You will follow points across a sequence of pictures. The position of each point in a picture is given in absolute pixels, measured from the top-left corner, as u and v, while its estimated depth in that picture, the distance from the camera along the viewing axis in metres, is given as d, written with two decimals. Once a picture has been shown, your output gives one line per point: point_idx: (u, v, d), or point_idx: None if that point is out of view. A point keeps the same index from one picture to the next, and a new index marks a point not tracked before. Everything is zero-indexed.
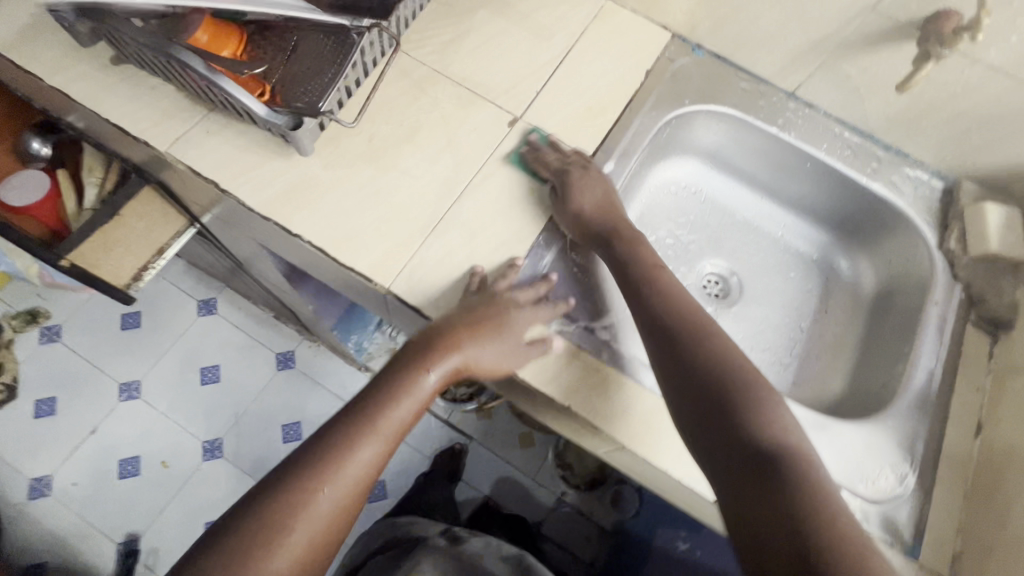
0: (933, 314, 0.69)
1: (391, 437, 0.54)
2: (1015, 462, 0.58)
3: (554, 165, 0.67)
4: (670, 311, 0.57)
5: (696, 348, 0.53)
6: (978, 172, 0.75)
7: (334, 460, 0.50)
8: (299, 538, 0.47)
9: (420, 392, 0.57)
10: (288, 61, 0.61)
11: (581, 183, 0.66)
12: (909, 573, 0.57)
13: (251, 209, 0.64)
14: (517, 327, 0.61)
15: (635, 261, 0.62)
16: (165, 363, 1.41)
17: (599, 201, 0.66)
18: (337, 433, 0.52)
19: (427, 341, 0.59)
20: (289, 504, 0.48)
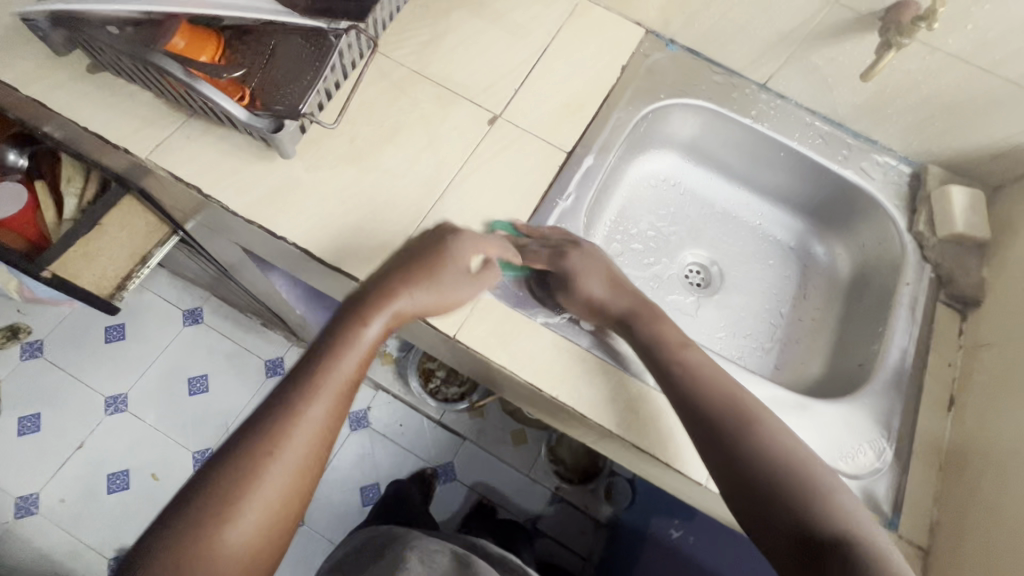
0: (905, 294, 0.71)
1: (338, 395, 0.52)
2: (986, 433, 0.60)
3: (546, 252, 0.65)
4: (710, 396, 0.55)
5: (729, 424, 0.53)
6: (943, 157, 0.78)
7: (281, 422, 0.49)
8: (256, 504, 0.46)
9: (364, 342, 0.55)
10: (268, 64, 0.61)
11: (583, 266, 0.65)
12: (889, 545, 0.59)
13: (234, 213, 0.65)
14: (457, 260, 0.60)
15: (659, 342, 0.60)
16: (151, 374, 1.40)
17: (603, 281, 0.65)
18: (282, 395, 0.51)
19: (367, 292, 0.57)
20: (238, 472, 0.46)
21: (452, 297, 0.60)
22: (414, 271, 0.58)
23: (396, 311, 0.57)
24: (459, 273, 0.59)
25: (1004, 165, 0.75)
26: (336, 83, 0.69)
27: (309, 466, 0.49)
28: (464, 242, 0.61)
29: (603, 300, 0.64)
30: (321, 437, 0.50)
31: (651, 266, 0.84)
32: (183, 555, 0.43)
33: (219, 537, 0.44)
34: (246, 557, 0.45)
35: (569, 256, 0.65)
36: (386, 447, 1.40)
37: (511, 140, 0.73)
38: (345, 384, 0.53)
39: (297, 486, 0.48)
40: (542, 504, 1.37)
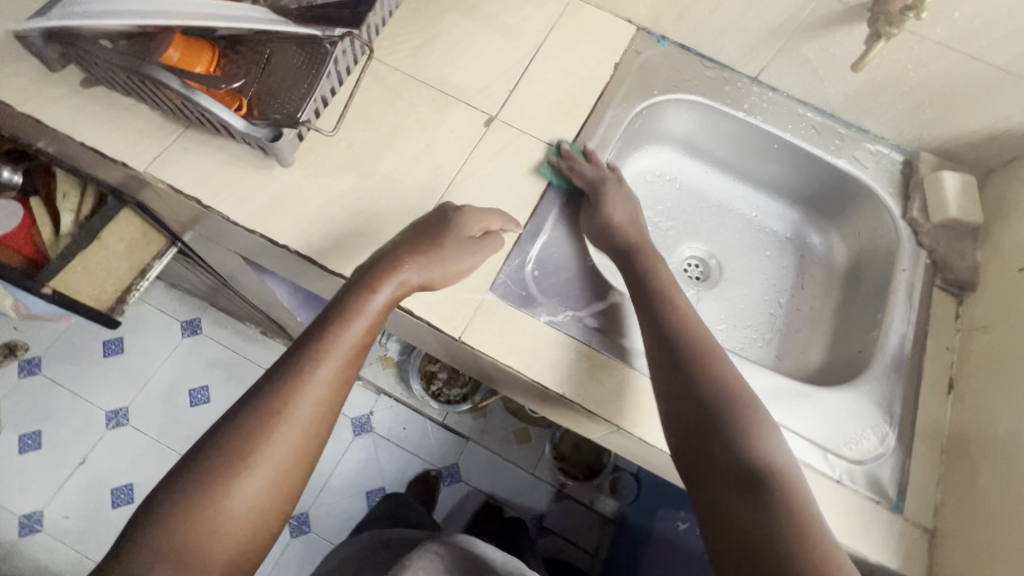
0: (902, 280, 0.72)
1: (346, 360, 0.54)
2: (986, 414, 0.61)
3: (588, 175, 0.70)
4: (679, 334, 0.56)
5: (689, 356, 0.54)
6: (934, 143, 0.79)
7: (290, 385, 0.51)
8: (265, 461, 0.48)
9: (371, 311, 0.57)
10: (264, 73, 0.62)
11: (615, 196, 0.70)
12: (896, 528, 0.60)
13: (235, 223, 0.65)
14: (459, 232, 0.62)
15: (657, 275, 0.63)
16: (152, 387, 1.39)
17: (628, 214, 0.70)
18: (291, 361, 0.53)
19: (375, 265, 0.60)
20: (249, 431, 0.49)
21: (456, 267, 0.62)
22: (420, 245, 0.61)
23: (403, 282, 0.59)
24: (462, 245, 0.62)
25: (993, 150, 0.76)
26: (332, 88, 0.69)
27: (315, 428, 0.52)
28: (467, 216, 0.63)
29: (621, 224, 0.69)
30: (328, 401, 0.53)
31: None
32: (196, 508, 0.46)
33: (229, 492, 0.47)
34: (254, 513, 0.48)
35: (608, 184, 0.70)
36: (391, 451, 1.41)
37: (508, 141, 0.73)
38: (352, 352, 0.55)
39: (304, 447, 0.51)
40: (548, 502, 1.38)
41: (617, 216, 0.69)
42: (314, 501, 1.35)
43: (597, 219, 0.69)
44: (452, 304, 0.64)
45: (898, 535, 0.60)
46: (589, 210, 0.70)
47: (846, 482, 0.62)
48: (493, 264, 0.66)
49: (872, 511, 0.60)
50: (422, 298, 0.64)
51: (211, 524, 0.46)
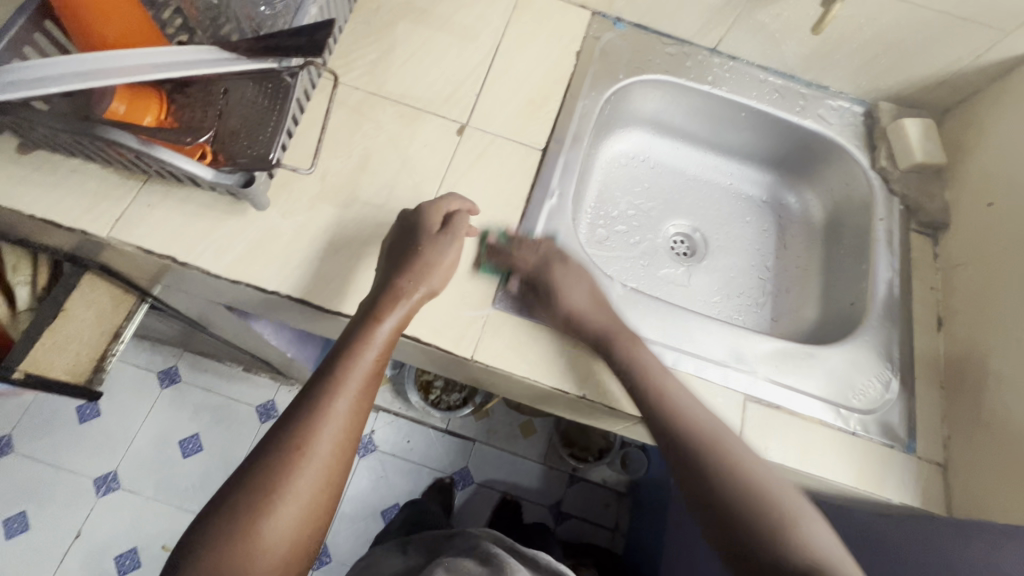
0: (881, 230, 0.75)
1: (361, 389, 0.52)
2: (978, 346, 0.65)
3: (531, 261, 0.64)
4: (684, 427, 0.54)
5: (696, 444, 0.52)
6: (891, 92, 0.82)
7: (308, 422, 0.49)
8: (292, 498, 0.47)
9: (380, 338, 0.55)
10: (222, 115, 0.58)
11: (565, 279, 0.63)
12: (912, 468, 0.63)
13: (214, 275, 0.61)
14: (429, 230, 0.61)
15: (640, 370, 0.58)
16: (139, 447, 1.33)
17: (583, 293, 0.63)
18: (306, 395, 0.51)
19: (375, 292, 0.58)
20: (272, 470, 0.47)
21: (445, 267, 0.60)
22: (410, 260, 0.59)
23: (405, 304, 0.57)
24: (438, 242, 0.61)
25: (947, 92, 0.79)
26: (295, 117, 0.65)
27: (339, 460, 0.50)
28: (426, 211, 0.63)
29: (582, 311, 0.61)
30: (347, 433, 0.51)
31: (638, 244, 0.85)
32: (228, 550, 0.44)
33: (259, 532, 0.45)
34: (287, 549, 0.46)
35: (554, 268, 0.64)
36: (400, 467, 1.39)
37: (484, 147, 0.71)
38: (366, 380, 0.53)
39: (329, 481, 0.49)
40: (563, 488, 1.40)
41: (577, 306, 0.62)
42: (331, 530, 1.32)
43: (555, 311, 0.62)
44: (459, 323, 0.63)
45: (915, 473, 0.63)
46: (542, 302, 0.63)
47: (861, 432, 0.64)
48: (490, 276, 0.65)
49: (888, 456, 0.63)
50: (426, 322, 0.62)
51: (245, 564, 0.44)
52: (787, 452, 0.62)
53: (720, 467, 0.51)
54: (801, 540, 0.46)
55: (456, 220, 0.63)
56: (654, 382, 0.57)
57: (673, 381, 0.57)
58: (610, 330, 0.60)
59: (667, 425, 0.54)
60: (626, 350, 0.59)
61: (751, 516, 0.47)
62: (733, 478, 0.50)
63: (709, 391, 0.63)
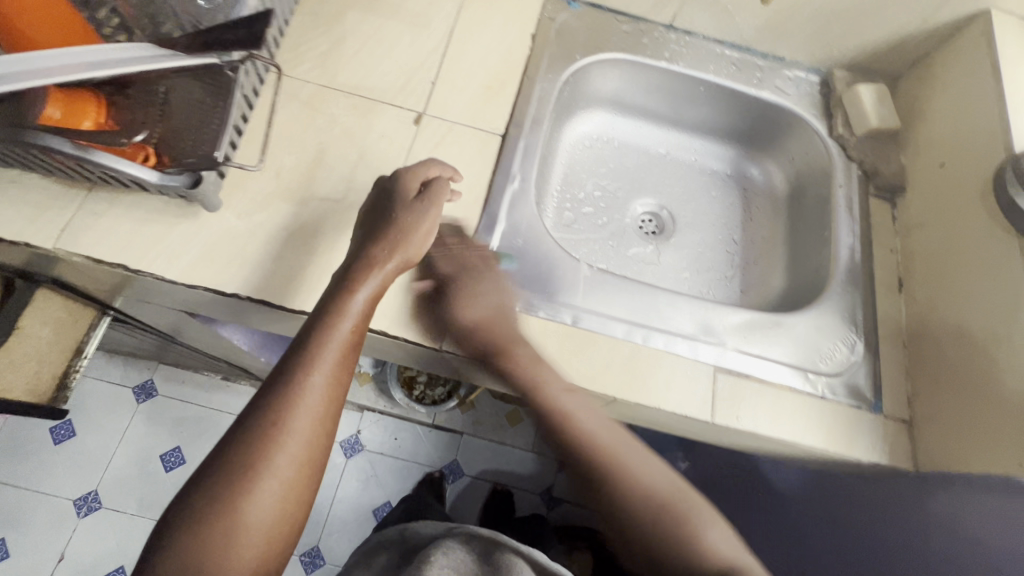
0: (841, 197, 0.77)
1: (338, 360, 0.52)
2: (939, 305, 0.66)
3: (455, 265, 0.64)
4: (641, 510, 0.54)
5: (656, 527, 0.53)
6: (844, 59, 0.83)
7: (285, 396, 0.48)
8: (272, 473, 0.46)
9: (356, 309, 0.54)
10: (165, 116, 0.56)
11: (479, 288, 0.63)
12: (880, 426, 0.64)
13: (170, 281, 0.59)
14: (405, 199, 0.61)
15: (584, 450, 0.57)
16: (118, 464, 1.30)
17: (494, 305, 0.62)
18: (279, 370, 0.50)
19: (349, 263, 0.57)
20: (249, 447, 0.46)
21: (419, 235, 0.60)
22: (384, 229, 0.58)
23: (380, 274, 0.56)
24: (413, 210, 0.60)
25: (898, 57, 0.80)
26: (243, 115, 0.63)
27: (319, 433, 0.49)
28: (403, 178, 0.62)
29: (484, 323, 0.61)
30: (326, 407, 0.50)
31: (605, 225, 0.85)
32: (208, 528, 0.43)
33: (238, 511, 0.44)
34: (271, 524, 0.46)
35: (473, 278, 0.63)
36: (388, 465, 1.38)
37: (442, 135, 0.70)
38: (344, 351, 0.52)
39: (310, 456, 0.48)
40: (552, 473, 1.41)
41: (480, 315, 0.61)
42: (322, 533, 1.31)
43: (457, 314, 0.61)
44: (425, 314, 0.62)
45: (884, 432, 0.64)
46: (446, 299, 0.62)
47: (829, 396, 0.65)
48: (455, 265, 0.64)
49: (857, 417, 0.64)
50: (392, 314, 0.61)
51: (226, 542, 0.44)
52: (758, 420, 0.62)
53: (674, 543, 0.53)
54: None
55: (432, 186, 0.62)
56: (608, 463, 0.56)
57: (582, 406, 0.58)
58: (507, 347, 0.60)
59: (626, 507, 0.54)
60: (526, 374, 0.59)
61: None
62: (639, 497, 0.54)
63: (680, 366, 0.64)
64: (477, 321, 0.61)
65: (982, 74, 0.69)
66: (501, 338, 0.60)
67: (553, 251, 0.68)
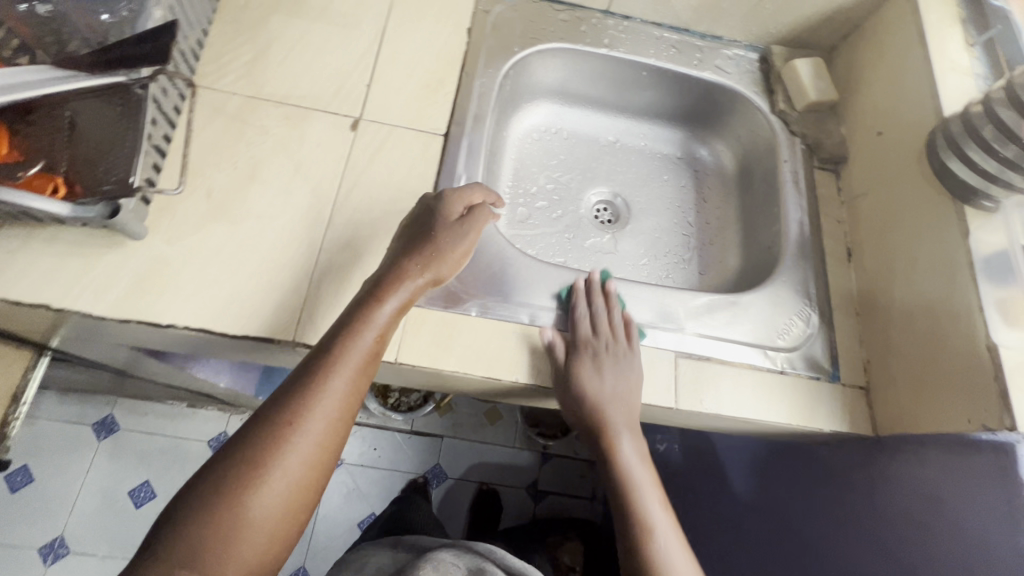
0: (787, 171, 0.77)
1: (360, 369, 0.50)
2: (886, 271, 0.68)
3: (593, 341, 0.61)
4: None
5: None
6: (780, 35, 0.83)
7: (301, 397, 0.47)
8: (281, 472, 0.44)
9: (381, 320, 0.53)
10: (74, 141, 0.52)
11: (592, 369, 0.60)
12: (838, 395, 0.65)
13: (100, 318, 0.55)
14: (446, 217, 0.60)
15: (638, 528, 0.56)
16: (83, 506, 1.24)
17: (619, 389, 0.60)
18: (302, 370, 0.49)
19: (381, 274, 0.56)
20: (263, 443, 0.45)
21: (453, 256, 0.59)
22: (419, 244, 0.58)
23: (408, 286, 0.55)
24: (453, 232, 0.60)
25: (831, 29, 0.82)
26: (164, 135, 0.60)
27: (332, 440, 0.47)
28: (447, 198, 0.62)
29: (608, 400, 0.59)
30: (341, 413, 0.48)
31: (560, 218, 0.84)
32: (208, 523, 0.41)
33: (242, 507, 0.42)
34: (272, 527, 0.43)
35: (585, 363, 0.60)
36: (369, 477, 1.35)
37: (382, 139, 0.68)
38: (365, 359, 0.51)
39: (320, 460, 0.46)
40: (536, 467, 1.41)
41: (598, 392, 0.59)
42: (306, 553, 1.28)
43: (586, 381, 0.60)
44: None
45: (843, 400, 0.65)
46: (583, 365, 0.60)
47: (789, 369, 0.65)
48: None
49: (816, 388, 0.65)
50: None
51: (225, 538, 0.41)
52: (721, 400, 0.63)
53: None
54: None
55: (479, 211, 0.62)
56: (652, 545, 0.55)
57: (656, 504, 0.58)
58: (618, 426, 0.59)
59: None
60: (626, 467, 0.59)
61: None
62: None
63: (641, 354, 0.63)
64: (591, 400, 0.59)
65: (910, 42, 0.70)
66: (617, 423, 0.59)
67: (509, 251, 0.67)
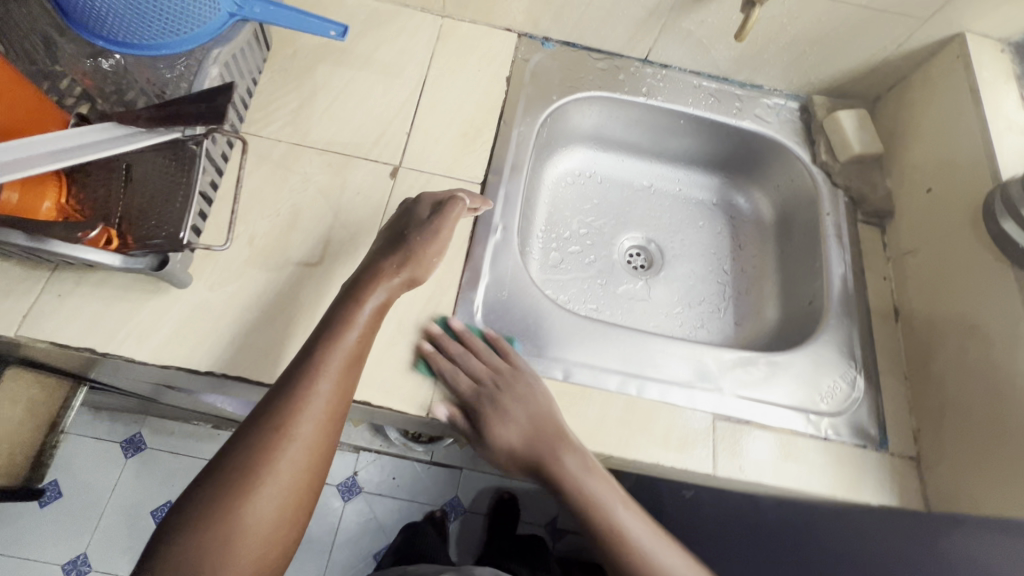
0: (830, 225, 0.75)
1: (344, 369, 0.51)
2: (938, 336, 0.65)
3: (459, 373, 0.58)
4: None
5: None
6: (823, 85, 0.82)
7: (289, 403, 0.47)
8: (275, 477, 0.45)
9: (362, 320, 0.53)
10: (130, 193, 0.54)
11: (488, 409, 0.58)
12: (886, 467, 0.62)
13: (140, 362, 0.56)
14: (417, 218, 0.61)
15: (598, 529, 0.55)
16: (107, 524, 1.25)
17: (522, 401, 0.58)
18: (288, 376, 0.49)
19: (357, 277, 0.57)
20: (254, 451, 0.45)
21: (430, 255, 0.59)
22: (395, 248, 0.58)
23: (385, 287, 0.56)
24: (426, 230, 0.59)
25: (876, 80, 0.80)
26: (213, 181, 0.62)
27: (323, 443, 0.48)
28: (423, 202, 0.62)
29: (518, 437, 0.57)
30: (331, 415, 0.49)
31: (593, 263, 0.84)
32: (206, 533, 0.42)
33: (238, 515, 0.43)
34: (269, 532, 0.44)
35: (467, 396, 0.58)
36: (388, 506, 1.34)
37: (420, 187, 0.68)
38: (349, 359, 0.51)
39: (313, 463, 0.47)
40: (556, 503, 1.37)
41: (499, 401, 0.58)
42: None
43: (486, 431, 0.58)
44: (411, 379, 0.59)
45: (891, 472, 0.62)
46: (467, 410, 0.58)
47: (833, 436, 0.63)
48: (439, 323, 0.62)
49: (863, 457, 0.62)
50: (381, 385, 0.58)
51: (225, 545, 0.43)
52: (762, 468, 0.60)
53: None
54: None
55: (451, 201, 0.61)
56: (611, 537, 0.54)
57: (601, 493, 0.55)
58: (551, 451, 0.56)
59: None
60: (576, 486, 0.55)
61: None
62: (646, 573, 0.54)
63: (677, 415, 0.61)
64: (511, 430, 0.57)
65: (961, 99, 0.68)
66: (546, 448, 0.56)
67: (542, 301, 0.66)
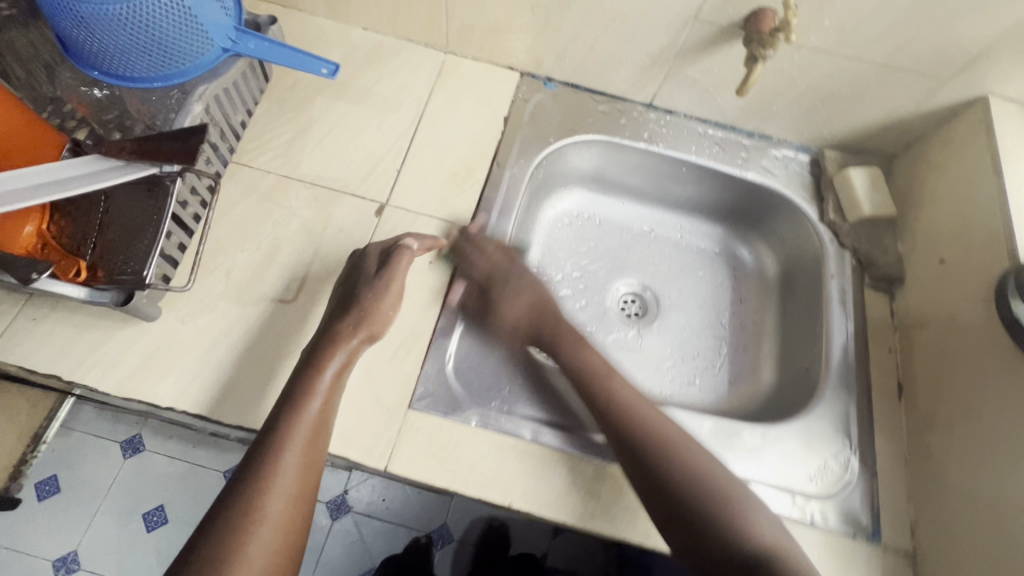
0: (834, 287, 0.71)
1: (309, 441, 0.49)
2: (942, 420, 0.60)
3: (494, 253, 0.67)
4: (637, 436, 0.54)
5: (656, 453, 0.53)
6: (836, 139, 0.78)
7: (255, 482, 0.45)
8: (247, 565, 0.42)
9: (324, 388, 0.52)
10: (105, 226, 0.54)
11: (506, 293, 0.68)
12: (878, 561, 0.57)
13: (104, 392, 0.56)
14: (366, 273, 0.60)
15: (587, 369, 0.61)
16: (94, 526, 1.11)
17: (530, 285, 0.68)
18: (251, 454, 0.47)
19: (313, 343, 0.55)
20: (221, 539, 0.43)
21: (383, 309, 0.59)
22: (346, 307, 0.57)
23: (344, 350, 0.55)
24: (376, 286, 0.59)
25: (893, 136, 0.76)
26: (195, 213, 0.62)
27: (292, 520, 0.46)
28: (370, 255, 0.61)
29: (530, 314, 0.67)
30: (300, 489, 0.47)
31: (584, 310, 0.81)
32: None
33: None
34: None
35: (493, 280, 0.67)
36: (376, 529, 1.23)
37: (404, 227, 0.67)
38: (315, 429, 0.50)
39: (285, 544, 0.45)
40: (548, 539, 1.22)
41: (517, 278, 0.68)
42: None
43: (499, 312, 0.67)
44: (372, 429, 0.57)
45: (884, 567, 0.57)
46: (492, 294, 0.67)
47: (820, 522, 0.58)
48: (407, 371, 0.60)
49: (852, 548, 0.57)
50: (340, 434, 0.56)
51: None
52: None
53: (670, 456, 0.53)
54: (697, 463, 0.53)
55: (402, 246, 0.62)
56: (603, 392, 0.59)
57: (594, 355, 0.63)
58: (557, 328, 0.66)
59: (627, 429, 0.55)
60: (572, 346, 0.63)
61: (667, 465, 0.53)
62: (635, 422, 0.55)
63: None
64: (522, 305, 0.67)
65: (982, 165, 0.64)
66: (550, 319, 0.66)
67: (498, 354, 0.67)
